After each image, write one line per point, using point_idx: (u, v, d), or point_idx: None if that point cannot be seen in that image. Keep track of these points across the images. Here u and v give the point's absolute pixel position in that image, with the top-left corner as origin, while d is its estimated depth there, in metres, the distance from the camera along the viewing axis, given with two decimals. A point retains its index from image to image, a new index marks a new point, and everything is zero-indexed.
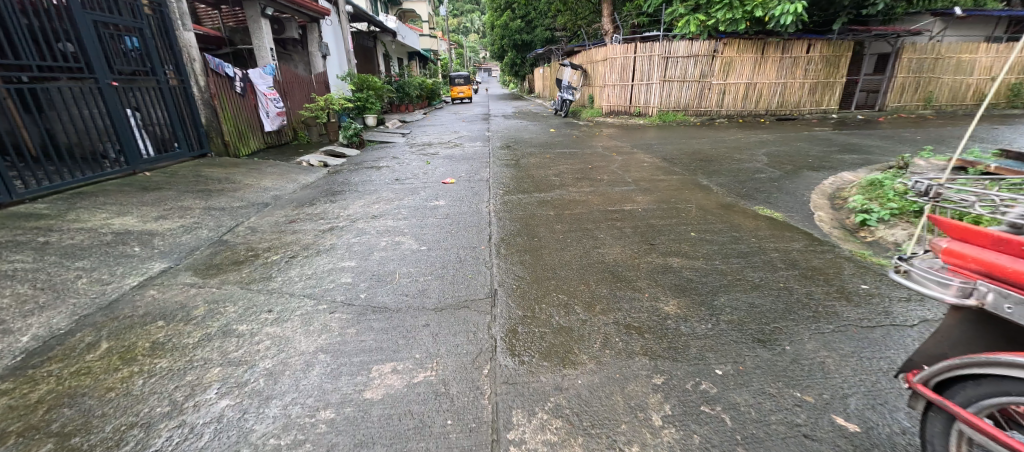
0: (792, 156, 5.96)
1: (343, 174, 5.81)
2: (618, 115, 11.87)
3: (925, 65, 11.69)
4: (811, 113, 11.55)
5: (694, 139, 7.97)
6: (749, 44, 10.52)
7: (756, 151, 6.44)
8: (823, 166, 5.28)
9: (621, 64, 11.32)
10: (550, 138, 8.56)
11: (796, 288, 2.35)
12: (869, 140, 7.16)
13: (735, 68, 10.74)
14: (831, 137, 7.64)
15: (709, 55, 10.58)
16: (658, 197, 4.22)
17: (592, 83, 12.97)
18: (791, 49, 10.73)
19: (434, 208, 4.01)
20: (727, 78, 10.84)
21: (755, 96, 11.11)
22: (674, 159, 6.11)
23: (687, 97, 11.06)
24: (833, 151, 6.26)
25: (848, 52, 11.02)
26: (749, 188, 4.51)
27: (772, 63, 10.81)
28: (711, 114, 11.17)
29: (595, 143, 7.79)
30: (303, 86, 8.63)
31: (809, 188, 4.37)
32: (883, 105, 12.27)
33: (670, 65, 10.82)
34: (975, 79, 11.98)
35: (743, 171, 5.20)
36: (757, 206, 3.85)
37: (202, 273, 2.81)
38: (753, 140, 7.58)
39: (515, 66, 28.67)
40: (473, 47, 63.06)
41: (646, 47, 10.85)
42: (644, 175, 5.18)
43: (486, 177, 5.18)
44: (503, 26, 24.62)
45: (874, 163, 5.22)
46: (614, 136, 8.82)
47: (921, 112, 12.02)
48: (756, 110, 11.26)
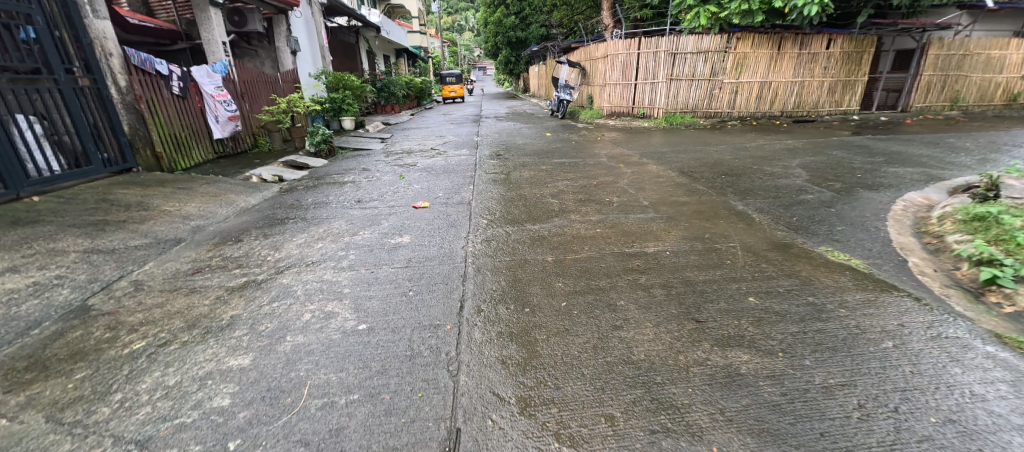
0: (832, 170, 5.08)
1: (299, 193, 4.82)
2: (620, 117, 10.89)
3: (952, 62, 11.00)
4: (830, 114, 10.66)
5: (709, 145, 7.05)
6: (764, 39, 9.61)
7: (787, 163, 5.54)
8: (877, 184, 4.41)
9: (623, 61, 10.33)
10: (547, 145, 7.60)
11: (968, 433, 1.40)
12: (910, 149, 6.33)
13: (749, 65, 9.79)
14: (866, 144, 6.77)
15: (722, 51, 9.60)
16: (685, 231, 3.27)
17: (591, 82, 11.99)
18: (809, 45, 9.82)
19: (393, 250, 3.02)
20: (740, 77, 9.90)
21: (770, 96, 10.20)
22: (694, 172, 5.18)
23: (697, 97, 10.08)
24: (876, 163, 5.41)
25: (871, 47, 10.13)
26: (797, 216, 3.59)
27: (789, 60, 9.89)
28: (722, 116, 10.23)
29: (598, 151, 6.85)
30: (267, 85, 7.59)
31: (876, 217, 3.47)
32: (906, 106, 11.53)
33: (677, 62, 9.83)
34: (1004, 77, 11.36)
35: (783, 191, 4.27)
36: (822, 248, 2.93)
37: (7, 383, 1.80)
38: (778, 147, 6.69)
39: (510, 64, 27.71)
40: (467, 46, 62.00)
41: (650, 42, 9.83)
42: (662, 196, 4.23)
43: (469, 199, 4.22)
44: (497, 23, 23.64)
45: (943, 181, 4.35)
46: (618, 141, 7.87)
47: (947, 112, 11.24)
48: (770, 112, 10.36)
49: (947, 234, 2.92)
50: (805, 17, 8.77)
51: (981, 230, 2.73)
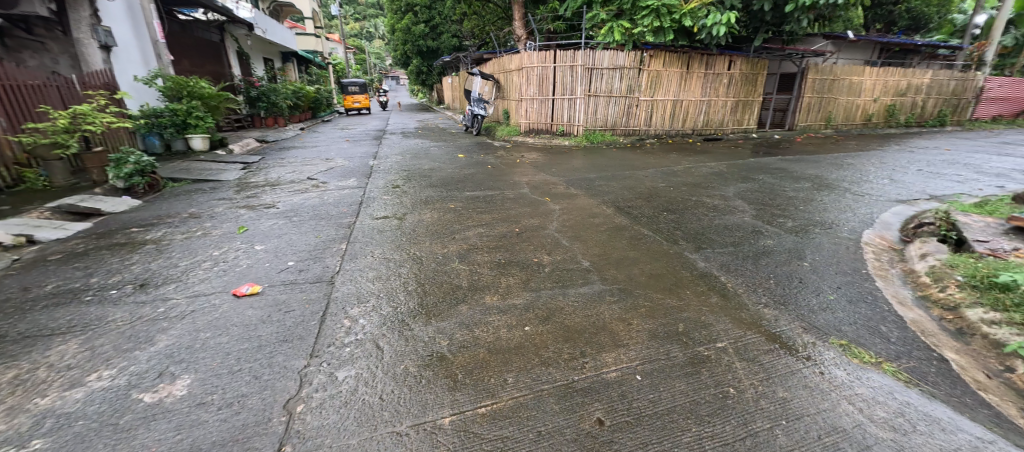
0: (772, 201, 4.60)
1: (47, 267, 2.94)
2: (539, 134, 10.08)
3: (825, 85, 12.14)
4: (733, 132, 11.04)
5: (637, 169, 6.44)
6: (676, 58, 9.50)
7: (724, 192, 5.01)
8: (825, 220, 3.96)
9: (538, 75, 9.60)
10: (459, 169, 6.38)
11: None
12: (822, 171, 6.35)
13: (662, 83, 9.65)
14: (783, 167, 6.70)
15: (637, 68, 9.30)
16: (653, 322, 2.24)
17: (506, 96, 11.05)
18: (715, 65, 9.99)
19: (131, 431, 1.49)
20: (654, 95, 9.72)
21: (682, 114, 10.19)
22: (632, 208, 4.34)
23: (615, 114, 9.66)
24: (806, 190, 5.12)
25: (764, 70, 10.68)
26: (774, 277, 2.82)
27: (698, 79, 9.96)
28: (640, 133, 9.96)
29: (518, 178, 5.79)
30: (47, 89, 5.14)
31: (858, 273, 2.85)
32: (792, 124, 12.44)
33: (594, 78, 9.29)
34: (862, 100, 12.92)
35: (739, 236, 3.56)
36: (834, 342, 2.10)
37: None
38: (705, 170, 6.28)
39: (422, 74, 26.10)
40: (378, 54, 58.59)
41: (566, 56, 9.19)
42: (605, 250, 3.23)
43: (332, 270, 2.79)
44: (405, 30, 21.98)
45: (885, 218, 4.05)
46: (540, 164, 6.93)
47: (824, 131, 12.40)
48: (683, 130, 10.36)
49: (965, 307, 2.31)
50: (713, 36, 8.78)
51: (1015, 309, 2.14)
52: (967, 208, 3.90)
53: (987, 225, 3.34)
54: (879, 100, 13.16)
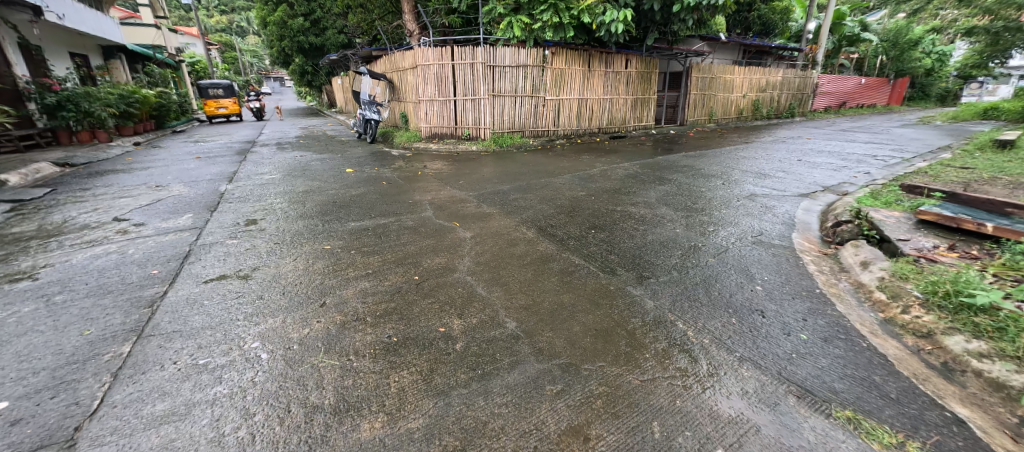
0: (695, 205, 4.33)
1: None
2: (443, 139, 9.09)
3: (707, 83, 13.11)
4: (635, 129, 11.29)
5: (552, 175, 5.91)
6: (577, 55, 9.28)
7: (646, 198, 4.65)
8: (753, 225, 3.74)
9: (436, 74, 8.62)
10: (345, 188, 5.18)
11: None
12: (725, 166, 6.48)
13: (566, 82, 9.36)
14: (690, 164, 6.75)
15: (540, 66, 8.84)
16: (618, 429, 1.54)
17: (402, 97, 9.87)
18: (613, 64, 10.02)
19: None
20: (560, 94, 9.39)
21: (587, 113, 10.05)
22: (556, 229, 3.69)
23: (522, 115, 9.10)
24: (721, 189, 5.02)
25: (657, 68, 11.07)
26: (733, 314, 2.33)
27: (599, 77, 9.90)
28: (549, 134, 9.55)
29: (420, 196, 4.84)
30: None
31: (814, 294, 2.51)
32: (683, 120, 13.13)
33: (497, 77, 8.60)
34: (736, 95, 14.29)
35: (678, 256, 3.10)
36: (841, 416, 1.61)
37: None
38: (621, 172, 5.98)
39: (307, 75, 23.23)
40: (253, 52, 51.62)
41: (465, 53, 8.36)
42: (534, 299, 2.48)
43: (81, 413, 1.59)
44: (280, 24, 19.20)
45: (803, 217, 3.97)
46: (445, 176, 6.03)
47: (708, 125, 13.44)
48: (590, 129, 10.24)
49: (941, 334, 2.01)
50: (611, 33, 8.69)
51: (999, 336, 1.87)
52: (867, 201, 3.98)
53: (898, 221, 3.34)
54: (747, 95, 14.70)
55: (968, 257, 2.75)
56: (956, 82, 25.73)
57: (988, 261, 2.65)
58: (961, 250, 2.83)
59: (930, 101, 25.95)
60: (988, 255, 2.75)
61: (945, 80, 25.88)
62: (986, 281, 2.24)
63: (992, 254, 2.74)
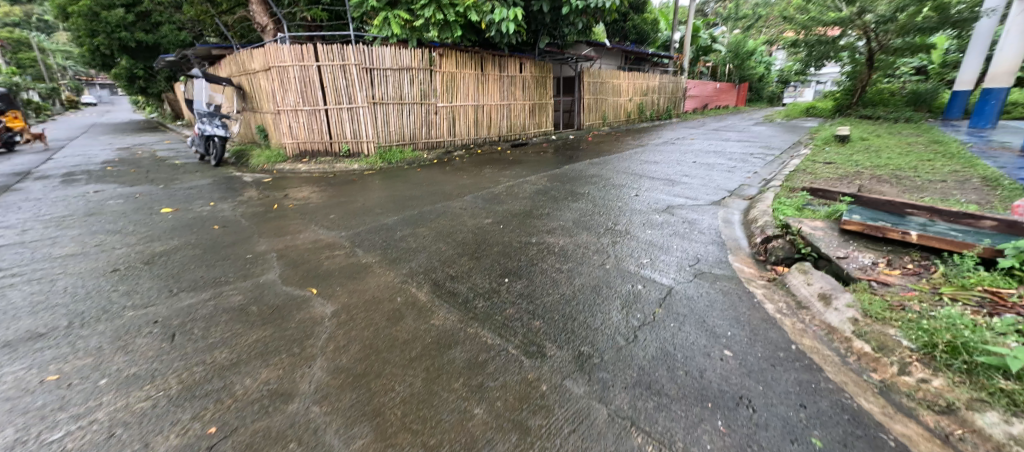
0: (619, 228, 3.73)
1: None
2: (314, 156, 7.45)
3: (597, 88, 13.28)
4: (535, 135, 10.85)
5: (450, 197, 4.94)
6: (467, 58, 8.43)
7: (562, 222, 3.94)
8: (685, 250, 3.22)
9: (296, 78, 6.96)
10: (146, 243, 3.54)
11: None
12: (632, 173, 6.16)
13: (458, 87, 8.44)
14: (597, 172, 6.32)
15: (427, 70, 7.77)
16: None
17: (256, 107, 7.93)
18: (507, 68, 9.41)
19: None
20: (453, 100, 8.43)
21: (484, 121, 9.27)
22: (457, 283, 2.72)
23: (412, 125, 7.92)
24: (637, 203, 4.56)
25: (551, 73, 10.74)
26: (718, 414, 1.61)
27: (494, 82, 9.18)
28: (445, 145, 8.53)
29: (266, 247, 3.46)
30: None
31: (792, 355, 1.94)
32: (580, 124, 13.15)
33: (377, 81, 7.28)
34: (623, 99, 14.90)
35: (619, 312, 2.36)
36: None
37: None
38: (529, 189, 5.27)
39: (138, 81, 18.69)
40: (65, 54, 41.02)
41: (332, 52, 6.88)
42: (425, 444, 1.48)
43: None
44: (87, 16, 14.96)
45: (729, 232, 3.62)
46: (310, 208, 4.65)
47: (602, 129, 13.70)
48: (489, 137, 9.50)
49: (968, 410, 1.53)
50: (502, 34, 8.06)
51: None
52: (780, 208, 3.79)
53: (824, 232, 3.11)
54: (633, 99, 15.42)
55: (909, 274, 2.53)
56: (780, 86, 31.22)
57: (932, 279, 2.47)
58: (898, 265, 2.63)
59: (766, 102, 31.06)
60: (924, 269, 2.59)
61: (772, 85, 31.19)
62: (970, 319, 1.89)
63: (928, 269, 2.59)
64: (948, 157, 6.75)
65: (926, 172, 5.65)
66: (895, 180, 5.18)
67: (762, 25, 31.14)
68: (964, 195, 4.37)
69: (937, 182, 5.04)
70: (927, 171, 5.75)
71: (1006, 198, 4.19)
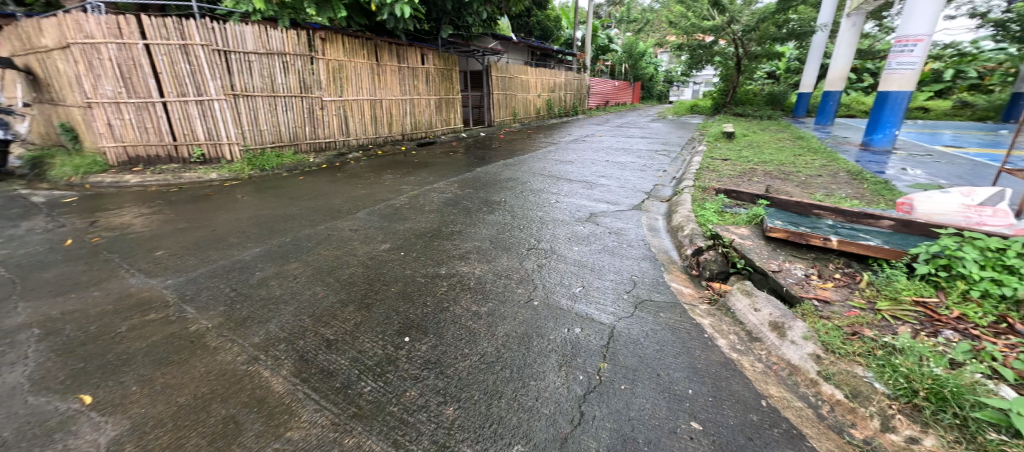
0: (543, 247, 3.22)
1: None
2: (153, 164, 5.77)
3: (505, 83, 12.80)
4: (443, 133, 10.02)
5: (336, 214, 4.01)
6: (356, 45, 7.28)
7: (477, 242, 3.31)
8: (618, 272, 2.82)
9: (113, 60, 5.25)
10: None
11: None
12: (548, 175, 5.75)
13: (348, 78, 7.25)
14: (512, 175, 5.80)
15: (305, 56, 6.49)
16: None
17: (58, 98, 5.89)
18: (406, 58, 8.42)
19: None
20: (343, 94, 7.24)
21: (383, 117, 8.19)
22: (335, 355, 1.95)
23: (291, 122, 6.58)
24: (558, 212, 4.12)
25: (456, 66, 9.94)
26: None
27: (392, 73, 8.13)
28: (336, 146, 7.32)
29: (30, 317, 2.27)
30: None
31: (766, 418, 1.58)
32: (490, 121, 12.57)
33: (237, 67, 5.84)
34: (532, 96, 14.74)
35: (556, 376, 1.83)
36: None
37: None
38: (436, 199, 4.55)
39: None
40: None
41: (165, 27, 5.30)
42: None
43: None
44: None
45: (657, 244, 3.34)
46: (130, 242, 3.37)
47: (513, 125, 13.34)
48: (390, 136, 8.45)
49: None
50: (397, 19, 7.09)
51: None
52: (701, 213, 3.65)
53: (751, 240, 2.96)
54: (540, 95, 15.31)
55: (842, 286, 2.41)
56: (665, 85, 34.34)
57: (863, 291, 2.36)
58: (828, 276, 2.52)
59: (656, 99, 33.94)
60: (851, 278, 2.51)
61: (660, 84, 34.17)
62: (932, 350, 1.71)
63: (854, 277, 2.51)
64: (814, 151, 7.55)
65: (803, 166, 6.16)
66: (784, 176, 5.49)
67: (649, 29, 33.84)
68: (844, 189, 4.74)
69: (816, 177, 5.44)
70: (804, 165, 6.28)
71: (875, 191, 4.58)
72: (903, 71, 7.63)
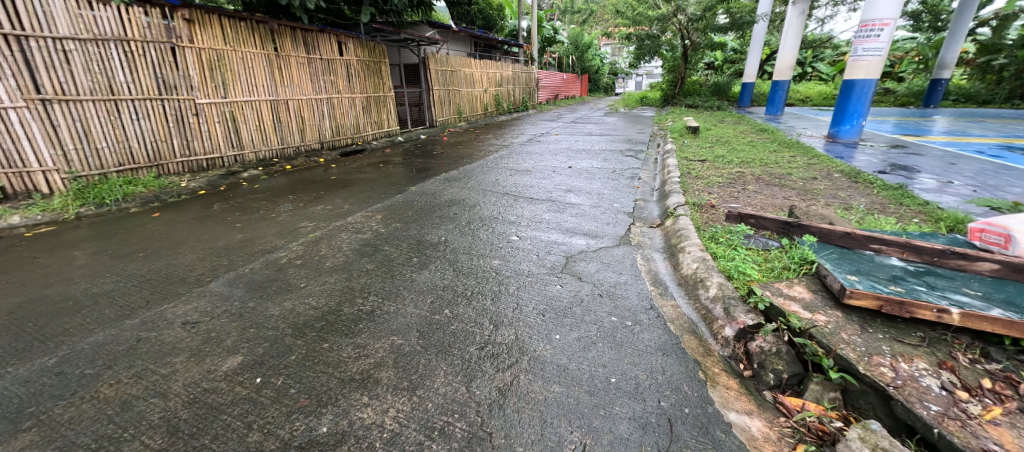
0: (505, 341, 1.99)
1: None
2: None
3: (447, 77, 11.35)
4: (374, 138, 8.45)
5: (175, 290, 2.53)
6: (240, 29, 5.62)
7: (396, 339, 2.01)
8: (635, 394, 1.65)
9: None
10: None
11: None
12: (502, 193, 4.51)
13: (232, 73, 5.59)
14: (456, 194, 4.50)
15: (160, 44, 4.81)
16: None
17: None
18: (316, 48, 6.81)
19: None
20: (227, 94, 5.56)
21: (291, 122, 6.54)
22: None
23: (148, 135, 4.83)
24: (521, 258, 2.90)
25: (385, 57, 8.38)
26: None
27: (297, 67, 6.51)
28: (224, 163, 5.63)
29: None
30: None
31: None
32: (432, 121, 11.10)
33: (44, 60, 4.03)
34: (478, 91, 13.37)
35: None
36: None
37: None
38: (346, 245, 3.16)
39: None
40: None
41: None
42: None
43: None
44: None
45: (677, 314, 2.21)
46: None
47: (458, 125, 11.95)
48: (303, 146, 6.79)
49: None
50: None
51: None
52: (723, 255, 2.58)
53: (822, 310, 1.92)
54: (487, 90, 13.99)
55: (1017, 415, 1.41)
56: (611, 78, 34.23)
57: None
58: (978, 388, 1.53)
59: (603, 92, 33.62)
60: (1010, 388, 1.53)
61: (606, 77, 33.93)
62: None
63: (1013, 386, 1.54)
64: (788, 146, 6.91)
65: (791, 166, 5.39)
66: (779, 183, 4.65)
67: (592, 20, 33.39)
68: (859, 198, 3.94)
69: (813, 181, 4.65)
70: (789, 165, 5.52)
71: (894, 199, 3.81)
72: (870, 57, 7.20)
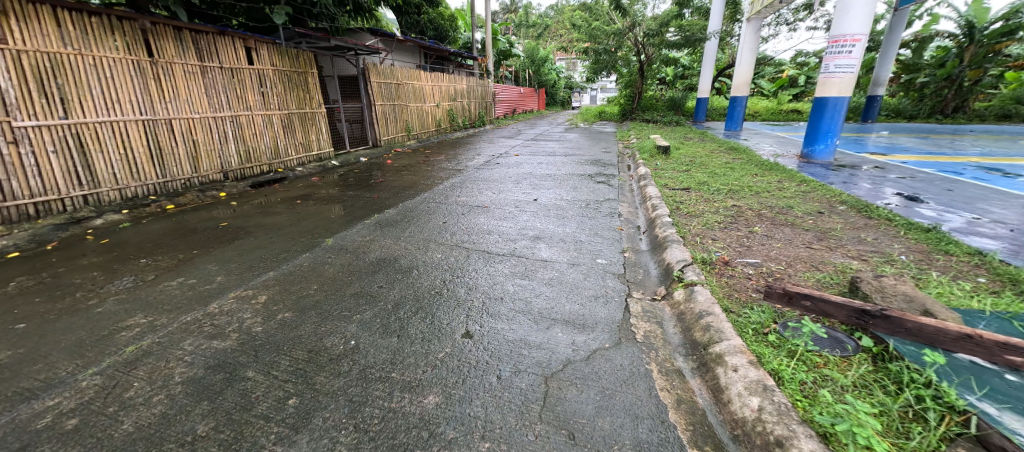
0: None
1: None
2: None
3: (392, 91, 10.11)
4: (300, 163, 7.05)
5: None
6: (90, 27, 4.20)
7: None
8: None
9: None
10: None
11: None
12: (451, 246, 3.39)
13: (78, 84, 4.13)
14: (387, 249, 3.32)
15: None
16: None
17: None
18: (214, 54, 5.45)
19: None
20: (69, 114, 4.08)
21: (177, 147, 5.08)
22: None
23: None
24: (475, 385, 1.80)
25: (312, 67, 7.09)
26: None
27: (183, 78, 5.12)
28: (67, 207, 4.11)
29: None
30: None
31: None
32: (375, 139, 9.80)
33: None
34: (429, 106, 12.22)
35: None
36: None
37: None
38: (182, 370, 1.90)
39: None
40: None
41: None
42: None
43: None
44: None
45: None
46: None
47: (406, 143, 10.70)
48: (196, 177, 5.34)
49: None
50: None
51: None
52: (797, 373, 1.67)
53: None
54: (439, 105, 12.88)
55: None
56: (568, 92, 34.17)
57: None
58: None
59: (560, 106, 33.48)
60: None
61: (563, 91, 33.82)
62: None
63: None
64: (768, 169, 6.31)
65: (785, 196, 4.69)
66: (786, 220, 3.89)
67: (548, 35, 33.26)
68: (892, 244, 3.21)
69: (822, 218, 3.92)
70: (783, 193, 4.84)
71: (933, 245, 3.09)
72: (842, 74, 6.82)
